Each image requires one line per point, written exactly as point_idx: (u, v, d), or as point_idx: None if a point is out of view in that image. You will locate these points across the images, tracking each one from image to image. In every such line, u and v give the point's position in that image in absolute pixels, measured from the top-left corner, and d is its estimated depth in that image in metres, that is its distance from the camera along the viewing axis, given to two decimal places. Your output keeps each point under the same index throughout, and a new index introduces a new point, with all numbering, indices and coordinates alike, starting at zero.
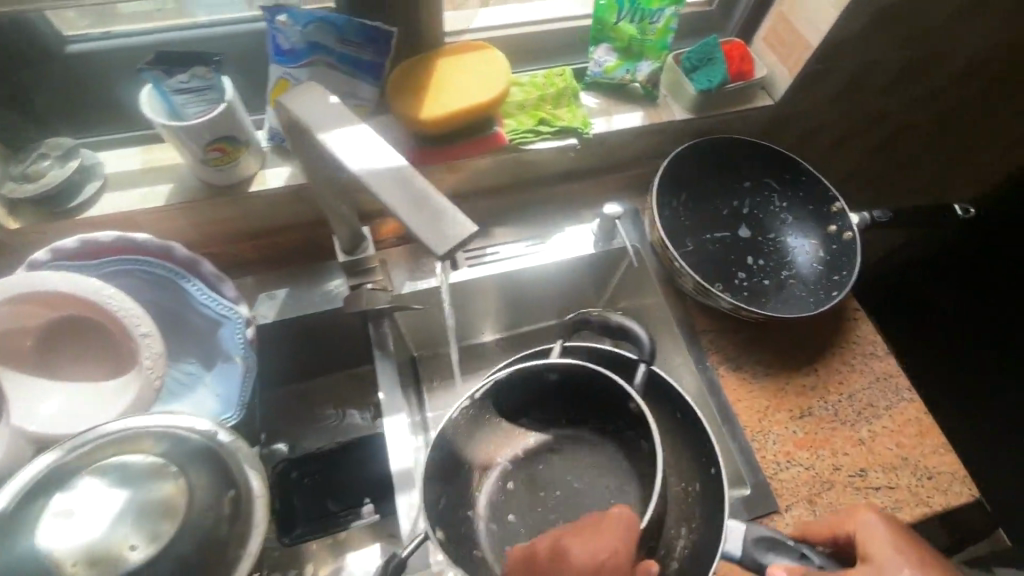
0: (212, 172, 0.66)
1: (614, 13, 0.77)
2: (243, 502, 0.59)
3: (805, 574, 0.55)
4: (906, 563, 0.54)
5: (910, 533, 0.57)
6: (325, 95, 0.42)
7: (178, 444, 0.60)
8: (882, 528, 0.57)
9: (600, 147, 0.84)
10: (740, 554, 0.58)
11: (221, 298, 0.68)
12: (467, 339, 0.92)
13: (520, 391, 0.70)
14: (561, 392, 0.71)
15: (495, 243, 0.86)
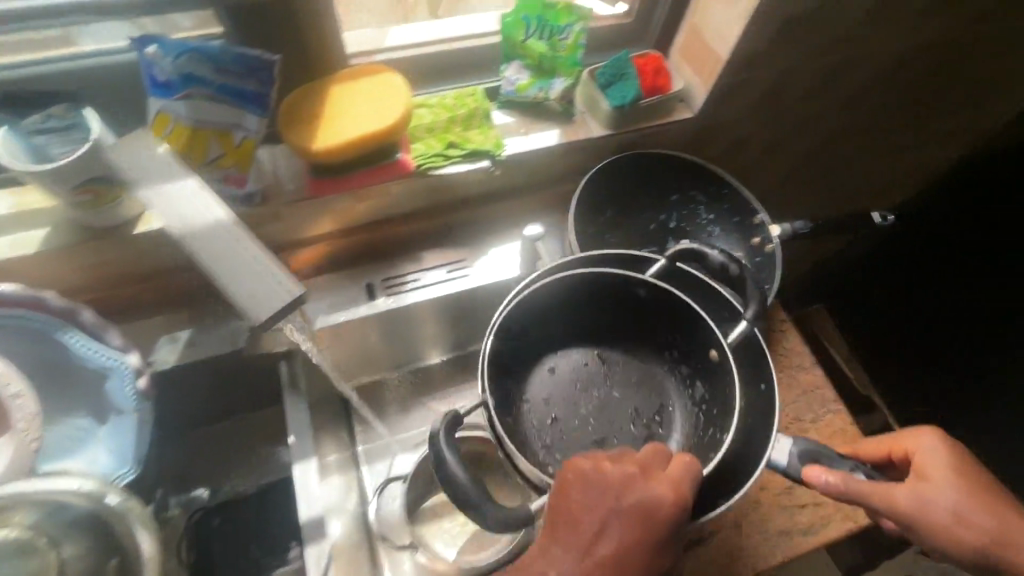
0: (89, 214, 0.62)
1: (521, 31, 0.75)
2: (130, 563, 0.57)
3: (851, 481, 0.57)
4: (959, 479, 0.61)
5: (959, 453, 0.64)
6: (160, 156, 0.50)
7: (56, 512, 0.55)
8: (944, 454, 0.63)
9: (521, 167, 0.81)
10: (785, 464, 0.59)
11: (106, 347, 0.64)
12: (415, 364, 0.97)
13: (599, 297, 0.67)
14: (642, 310, 0.67)
15: (418, 268, 0.83)
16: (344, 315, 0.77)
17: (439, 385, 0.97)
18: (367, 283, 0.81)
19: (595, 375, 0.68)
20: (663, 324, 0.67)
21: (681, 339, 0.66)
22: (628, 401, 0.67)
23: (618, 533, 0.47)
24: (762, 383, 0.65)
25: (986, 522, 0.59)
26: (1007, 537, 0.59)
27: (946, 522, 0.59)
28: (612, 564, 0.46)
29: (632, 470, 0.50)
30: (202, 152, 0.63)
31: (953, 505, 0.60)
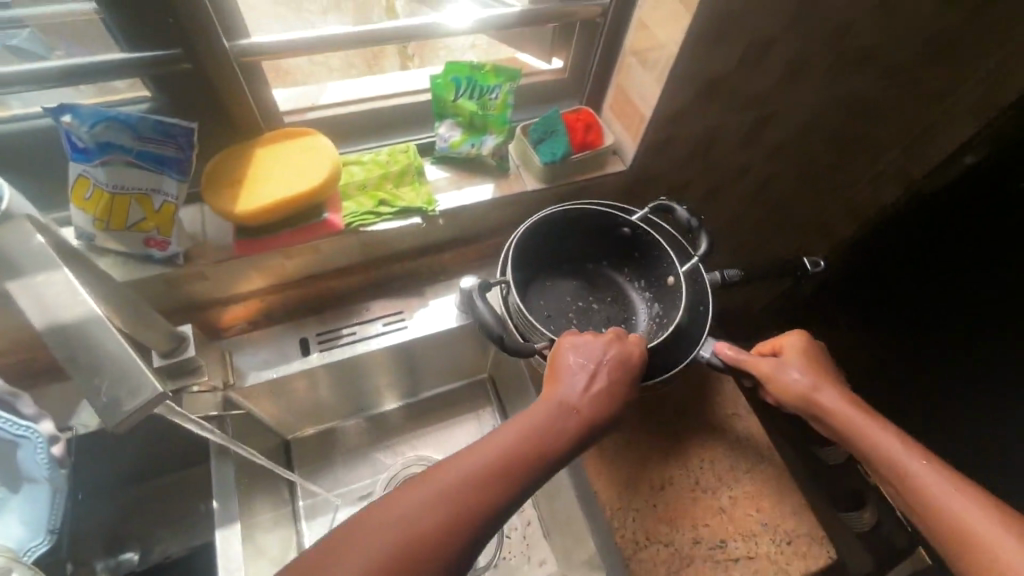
0: None
1: (451, 91, 0.77)
2: None
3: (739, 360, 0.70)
4: (807, 365, 0.68)
5: (819, 354, 0.70)
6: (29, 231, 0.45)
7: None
8: (798, 346, 0.70)
9: (459, 221, 0.82)
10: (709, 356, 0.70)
11: (17, 418, 0.63)
12: (368, 411, 0.97)
13: (596, 228, 0.81)
14: (625, 246, 0.82)
15: (353, 322, 0.83)
16: (275, 371, 0.76)
17: (385, 434, 0.96)
18: (302, 338, 0.81)
19: (579, 289, 0.83)
20: (643, 257, 0.81)
21: (653, 269, 0.80)
22: (604, 310, 0.81)
23: (610, 371, 0.56)
24: (701, 306, 0.71)
25: (823, 396, 0.65)
26: (841, 414, 0.63)
27: (788, 391, 0.67)
28: (606, 396, 0.55)
29: (610, 336, 0.60)
30: (123, 217, 0.63)
31: (797, 378, 0.67)
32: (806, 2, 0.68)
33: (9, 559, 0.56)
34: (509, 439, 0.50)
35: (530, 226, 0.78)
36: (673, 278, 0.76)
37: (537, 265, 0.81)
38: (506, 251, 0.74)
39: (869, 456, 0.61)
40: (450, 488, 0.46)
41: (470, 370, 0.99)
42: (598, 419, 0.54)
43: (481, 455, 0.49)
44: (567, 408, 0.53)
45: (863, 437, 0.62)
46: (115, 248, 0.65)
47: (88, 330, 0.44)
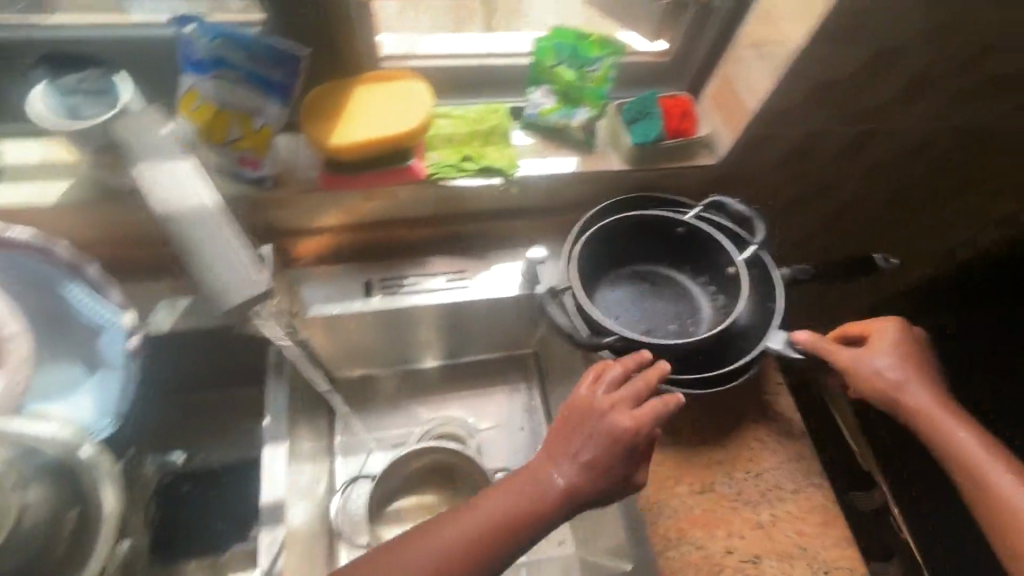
0: (111, 175, 0.65)
1: (552, 58, 0.76)
2: (89, 523, 0.60)
3: (822, 342, 0.69)
4: (897, 357, 0.68)
5: (912, 340, 0.70)
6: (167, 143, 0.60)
7: (29, 455, 0.58)
8: (901, 337, 0.69)
9: (535, 189, 0.81)
10: (779, 348, 0.68)
11: (105, 305, 0.66)
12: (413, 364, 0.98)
13: (655, 233, 0.81)
14: (685, 248, 0.81)
15: (417, 273, 0.84)
16: (339, 308, 0.78)
17: (426, 390, 0.97)
18: (367, 280, 0.82)
19: (640, 287, 0.81)
20: (694, 252, 0.80)
21: (709, 260, 0.79)
22: (668, 307, 0.80)
23: (613, 441, 0.56)
24: (770, 302, 0.73)
25: (905, 391, 0.67)
26: (928, 413, 0.66)
27: (872, 382, 0.68)
28: (603, 464, 0.56)
29: (614, 398, 0.58)
30: (222, 134, 0.65)
31: (885, 369, 0.67)
32: (954, 13, 0.63)
33: (79, 432, 0.62)
34: (508, 503, 0.56)
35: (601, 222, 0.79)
36: (732, 268, 0.76)
37: (602, 267, 0.80)
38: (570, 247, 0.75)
39: (942, 451, 0.65)
40: (460, 535, 0.54)
41: (518, 343, 0.99)
42: (596, 486, 0.56)
43: (485, 511, 0.55)
44: (565, 473, 0.56)
45: (946, 435, 0.65)
46: (210, 162, 0.67)
47: (201, 219, 0.57)
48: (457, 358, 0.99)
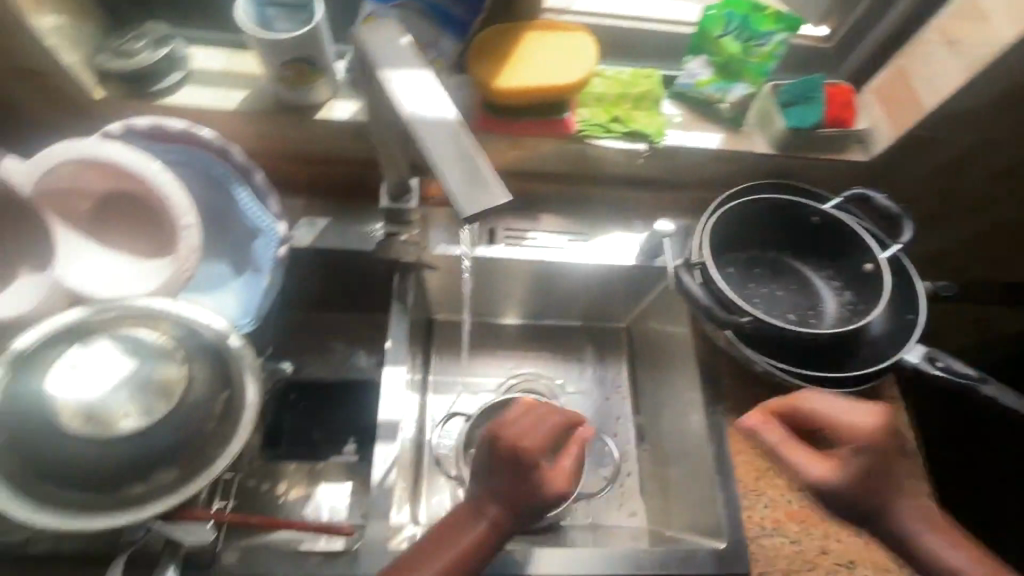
0: (288, 90, 0.68)
1: (720, 27, 0.74)
2: (234, 407, 0.60)
3: (832, 409, 0.63)
4: (826, 463, 0.61)
5: (891, 438, 0.61)
6: (395, 36, 0.43)
7: (191, 336, 0.61)
8: (890, 444, 0.60)
9: (674, 163, 0.79)
10: (915, 362, 0.66)
11: (265, 210, 0.70)
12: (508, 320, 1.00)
13: (789, 219, 0.79)
14: (814, 239, 0.79)
15: (537, 228, 0.84)
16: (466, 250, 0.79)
17: (513, 345, 0.98)
18: (490, 228, 0.83)
19: (760, 272, 0.79)
20: (827, 245, 0.79)
21: (839, 255, 0.77)
22: (789, 296, 0.77)
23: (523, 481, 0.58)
24: (909, 315, 0.71)
25: (898, 507, 0.59)
26: (928, 540, 0.58)
27: (840, 496, 0.59)
28: (503, 502, 0.57)
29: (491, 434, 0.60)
30: None
31: (836, 477, 0.59)
32: None
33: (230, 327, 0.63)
34: (443, 563, 0.54)
35: (735, 201, 0.78)
36: (871, 265, 0.74)
37: (726, 246, 0.78)
38: (708, 221, 0.74)
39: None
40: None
41: (611, 315, 0.99)
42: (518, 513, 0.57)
43: (434, 560, 0.54)
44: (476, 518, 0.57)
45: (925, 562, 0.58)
46: None
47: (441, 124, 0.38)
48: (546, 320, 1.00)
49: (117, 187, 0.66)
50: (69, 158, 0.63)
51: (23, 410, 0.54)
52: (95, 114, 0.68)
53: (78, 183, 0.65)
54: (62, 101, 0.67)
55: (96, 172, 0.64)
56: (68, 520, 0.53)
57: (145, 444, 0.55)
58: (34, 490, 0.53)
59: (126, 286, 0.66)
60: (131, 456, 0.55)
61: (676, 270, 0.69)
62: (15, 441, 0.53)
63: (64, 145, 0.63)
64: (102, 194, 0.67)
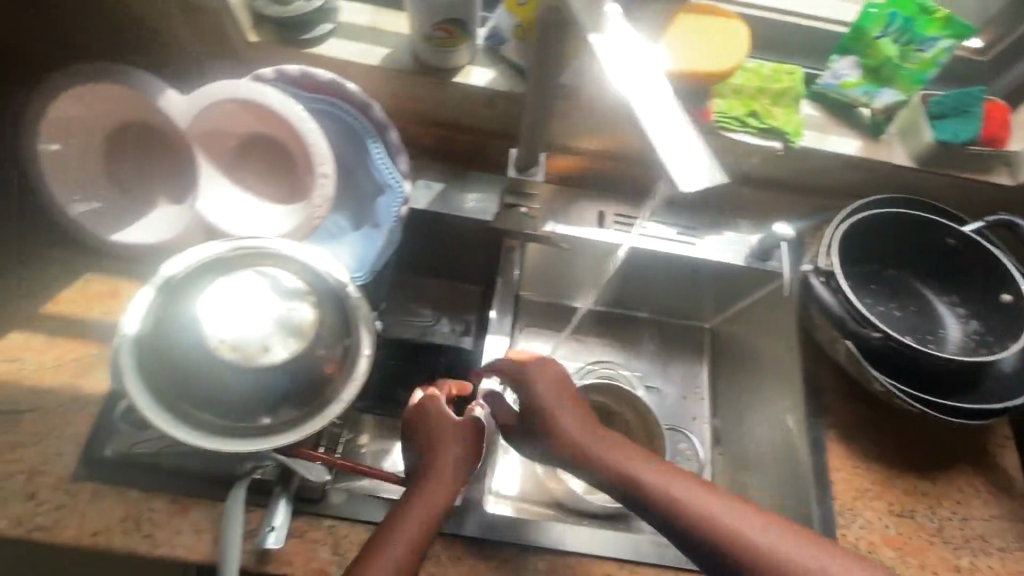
0: (431, 51, 0.68)
1: (879, 27, 0.70)
2: (351, 354, 0.62)
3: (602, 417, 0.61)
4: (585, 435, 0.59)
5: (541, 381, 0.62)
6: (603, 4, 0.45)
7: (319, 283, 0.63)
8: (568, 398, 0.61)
9: (803, 165, 0.77)
10: None
11: (394, 168, 0.71)
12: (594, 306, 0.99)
13: (918, 237, 0.75)
14: (942, 262, 0.76)
15: (643, 216, 0.83)
16: (579, 234, 0.79)
17: (585, 330, 0.95)
18: (600, 211, 0.82)
19: (881, 288, 0.76)
20: (955, 270, 0.75)
21: (969, 282, 0.74)
22: (909, 317, 0.74)
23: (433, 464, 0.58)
24: None
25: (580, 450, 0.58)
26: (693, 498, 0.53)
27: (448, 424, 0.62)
28: (432, 492, 0.56)
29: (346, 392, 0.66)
30: None
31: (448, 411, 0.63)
32: None
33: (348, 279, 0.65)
34: (404, 549, 0.52)
35: (866, 211, 0.75)
36: (1010, 296, 0.71)
37: (849, 257, 0.75)
38: (836, 228, 0.72)
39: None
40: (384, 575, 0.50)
41: (695, 313, 0.95)
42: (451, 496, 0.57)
43: (391, 547, 0.52)
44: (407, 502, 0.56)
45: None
46: (512, 60, 0.70)
47: (655, 104, 0.40)
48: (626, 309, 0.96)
49: (261, 129, 0.69)
50: (225, 97, 0.65)
51: (170, 331, 0.56)
52: (244, 56, 0.70)
53: (227, 123, 0.68)
54: (216, 40, 0.68)
55: (247, 113, 0.66)
56: (202, 438, 0.56)
57: (272, 379, 0.57)
58: (174, 409, 0.56)
59: (259, 227, 0.68)
60: (259, 389, 0.57)
61: (806, 274, 0.70)
62: (162, 359, 0.56)
63: (220, 84, 0.65)
64: (245, 136, 0.69)
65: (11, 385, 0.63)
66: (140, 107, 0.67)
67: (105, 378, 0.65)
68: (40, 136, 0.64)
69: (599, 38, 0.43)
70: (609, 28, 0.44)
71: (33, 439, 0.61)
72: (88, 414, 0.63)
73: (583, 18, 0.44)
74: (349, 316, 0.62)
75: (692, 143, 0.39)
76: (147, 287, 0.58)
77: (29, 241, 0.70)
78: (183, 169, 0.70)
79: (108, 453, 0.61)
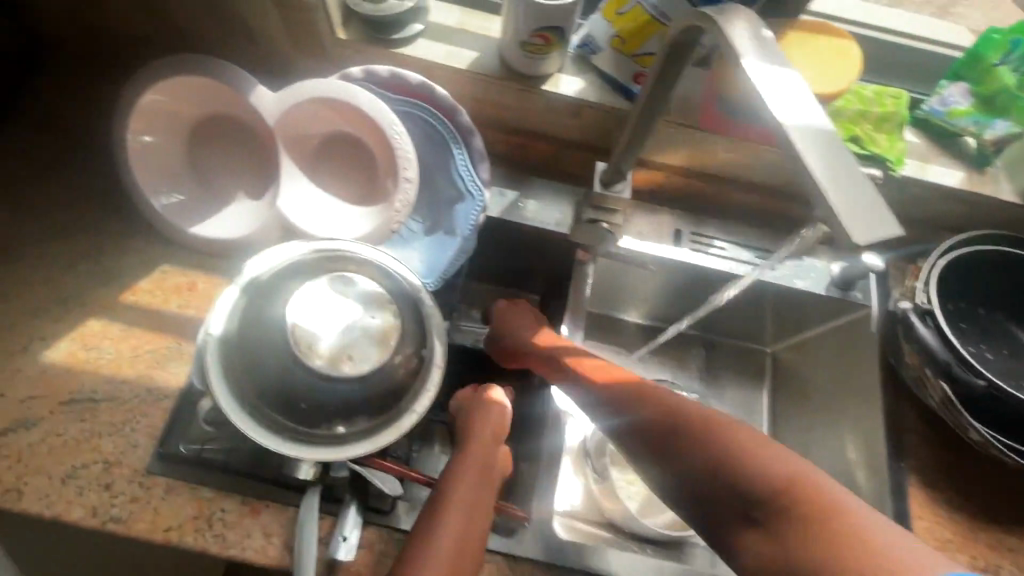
0: (523, 57, 0.65)
1: (999, 55, 0.66)
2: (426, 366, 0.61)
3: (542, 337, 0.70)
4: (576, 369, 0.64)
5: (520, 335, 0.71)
6: (756, 24, 0.40)
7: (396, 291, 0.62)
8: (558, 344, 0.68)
9: (898, 195, 0.73)
10: None
11: (476, 175, 0.69)
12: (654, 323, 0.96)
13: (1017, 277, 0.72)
14: None
15: (723, 236, 0.79)
16: (652, 250, 0.76)
17: (629, 343, 0.91)
18: (677, 229, 0.79)
19: (978, 329, 0.71)
20: None
21: None
22: (1005, 362, 0.70)
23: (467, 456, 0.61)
24: None
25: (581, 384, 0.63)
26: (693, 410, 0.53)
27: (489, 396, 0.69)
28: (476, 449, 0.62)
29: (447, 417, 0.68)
30: (637, 45, 0.64)
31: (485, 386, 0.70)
32: None
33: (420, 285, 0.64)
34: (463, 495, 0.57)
35: (966, 247, 0.71)
36: None
37: (947, 293, 0.71)
38: (931, 265, 0.69)
39: (769, 509, 0.44)
40: (440, 552, 0.52)
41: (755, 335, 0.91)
42: (493, 460, 0.62)
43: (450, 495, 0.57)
44: (442, 500, 0.56)
45: (771, 491, 0.45)
46: (604, 70, 0.68)
47: (815, 138, 0.36)
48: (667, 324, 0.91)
49: (342, 128, 0.67)
50: (313, 96, 0.63)
51: (253, 334, 0.56)
52: (330, 53, 0.69)
53: (309, 122, 0.66)
54: (305, 36, 0.67)
55: (332, 112, 0.65)
56: (279, 442, 0.55)
57: (352, 388, 0.56)
58: (254, 410, 0.55)
59: (336, 228, 0.67)
60: (337, 397, 0.56)
61: (907, 311, 0.67)
62: (245, 360, 0.56)
63: (308, 81, 0.63)
64: (326, 134, 0.67)
65: (90, 374, 0.63)
66: (227, 101, 0.66)
67: (180, 372, 0.65)
68: (132, 127, 0.63)
69: (753, 62, 0.38)
70: (761, 50, 0.39)
71: (109, 430, 0.61)
72: (163, 407, 0.63)
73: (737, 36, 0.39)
74: (426, 327, 0.60)
75: (860, 187, 0.34)
76: (232, 287, 0.58)
77: (109, 229, 0.70)
78: (264, 164, 0.69)
79: (182, 448, 0.61)
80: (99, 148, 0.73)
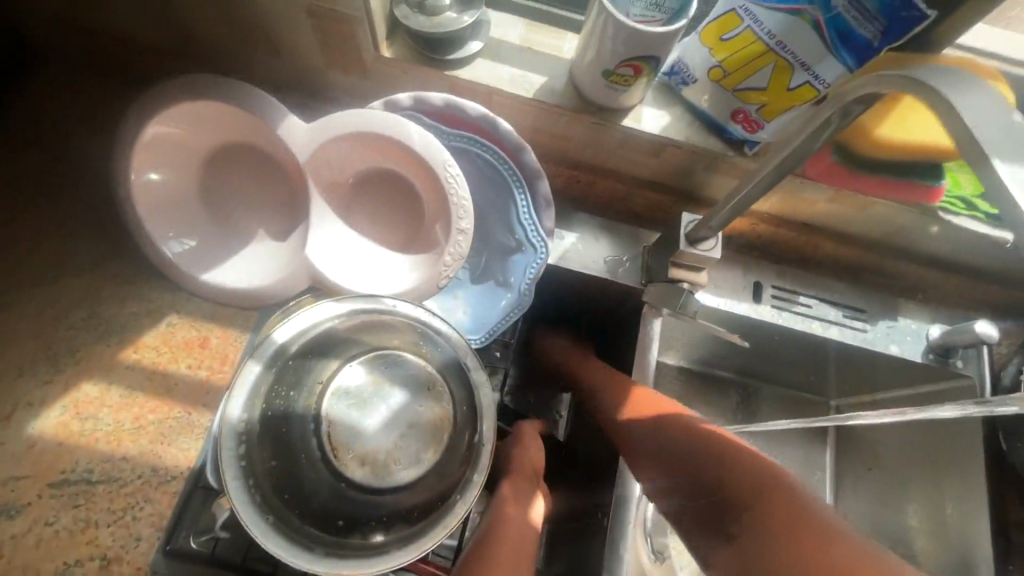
0: (604, 89, 0.54)
1: None
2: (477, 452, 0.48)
3: (580, 364, 0.70)
4: (612, 397, 0.62)
5: (570, 364, 0.71)
6: (1006, 108, 0.31)
7: (443, 362, 0.52)
8: (602, 373, 0.66)
9: (1018, 257, 0.64)
10: None
11: (539, 224, 0.60)
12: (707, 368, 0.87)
13: None
14: None
15: (810, 291, 0.70)
16: (728, 308, 0.67)
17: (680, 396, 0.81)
18: (757, 281, 0.69)
19: None
20: None
21: None
22: None
23: (498, 509, 0.55)
24: None
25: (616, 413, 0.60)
26: (727, 442, 0.49)
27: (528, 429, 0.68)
28: (510, 491, 0.57)
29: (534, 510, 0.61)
30: (741, 78, 0.53)
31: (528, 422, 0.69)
32: None
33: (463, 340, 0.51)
34: (502, 540, 0.50)
35: None
36: None
37: None
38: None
39: (734, 511, 0.44)
40: None
41: (817, 388, 0.78)
42: (528, 503, 0.57)
43: (490, 542, 0.50)
44: (479, 557, 0.48)
45: (738, 492, 0.45)
46: (695, 105, 0.58)
47: None
48: (706, 366, 0.80)
49: (382, 165, 0.56)
50: (356, 131, 0.53)
51: (284, 430, 0.48)
52: (374, 72, 0.58)
53: (345, 159, 0.55)
54: (343, 53, 0.56)
55: (373, 149, 0.54)
56: (309, 558, 0.43)
57: (398, 496, 0.48)
58: (280, 522, 0.44)
59: (375, 284, 0.56)
60: (378, 504, 0.48)
61: None
62: (272, 459, 0.47)
63: (348, 113, 0.53)
64: (364, 172, 0.57)
65: (84, 450, 0.54)
66: (247, 128, 0.56)
67: (189, 449, 0.55)
68: (134, 164, 0.53)
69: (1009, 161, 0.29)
70: (1010, 146, 0.30)
71: (107, 518, 0.52)
72: (170, 492, 0.54)
73: (985, 128, 0.30)
74: (481, 410, 0.48)
75: None
76: (251, 362, 0.47)
77: (106, 272, 0.60)
78: (296, 203, 0.58)
79: (193, 543, 0.52)
80: (98, 172, 0.63)
